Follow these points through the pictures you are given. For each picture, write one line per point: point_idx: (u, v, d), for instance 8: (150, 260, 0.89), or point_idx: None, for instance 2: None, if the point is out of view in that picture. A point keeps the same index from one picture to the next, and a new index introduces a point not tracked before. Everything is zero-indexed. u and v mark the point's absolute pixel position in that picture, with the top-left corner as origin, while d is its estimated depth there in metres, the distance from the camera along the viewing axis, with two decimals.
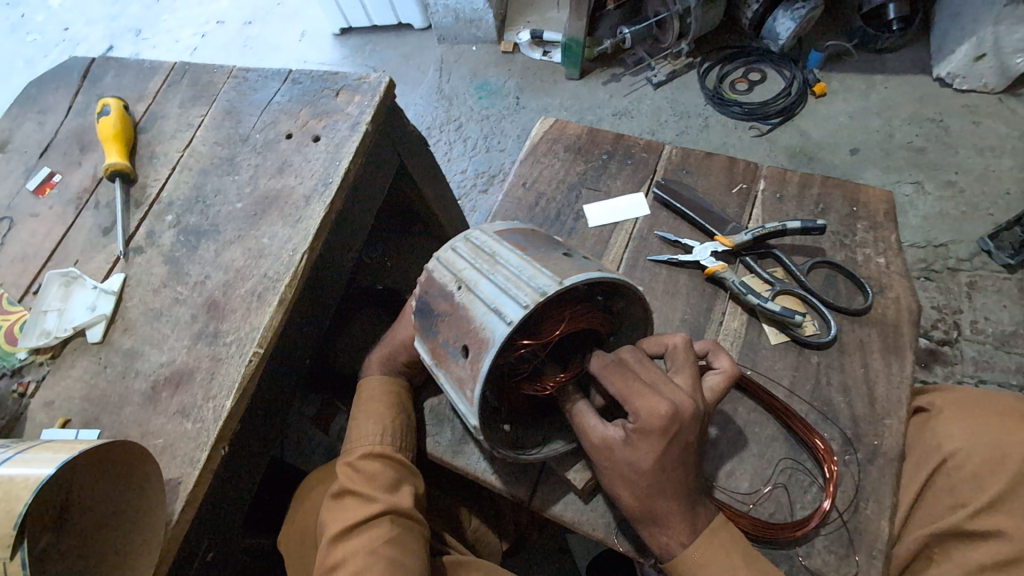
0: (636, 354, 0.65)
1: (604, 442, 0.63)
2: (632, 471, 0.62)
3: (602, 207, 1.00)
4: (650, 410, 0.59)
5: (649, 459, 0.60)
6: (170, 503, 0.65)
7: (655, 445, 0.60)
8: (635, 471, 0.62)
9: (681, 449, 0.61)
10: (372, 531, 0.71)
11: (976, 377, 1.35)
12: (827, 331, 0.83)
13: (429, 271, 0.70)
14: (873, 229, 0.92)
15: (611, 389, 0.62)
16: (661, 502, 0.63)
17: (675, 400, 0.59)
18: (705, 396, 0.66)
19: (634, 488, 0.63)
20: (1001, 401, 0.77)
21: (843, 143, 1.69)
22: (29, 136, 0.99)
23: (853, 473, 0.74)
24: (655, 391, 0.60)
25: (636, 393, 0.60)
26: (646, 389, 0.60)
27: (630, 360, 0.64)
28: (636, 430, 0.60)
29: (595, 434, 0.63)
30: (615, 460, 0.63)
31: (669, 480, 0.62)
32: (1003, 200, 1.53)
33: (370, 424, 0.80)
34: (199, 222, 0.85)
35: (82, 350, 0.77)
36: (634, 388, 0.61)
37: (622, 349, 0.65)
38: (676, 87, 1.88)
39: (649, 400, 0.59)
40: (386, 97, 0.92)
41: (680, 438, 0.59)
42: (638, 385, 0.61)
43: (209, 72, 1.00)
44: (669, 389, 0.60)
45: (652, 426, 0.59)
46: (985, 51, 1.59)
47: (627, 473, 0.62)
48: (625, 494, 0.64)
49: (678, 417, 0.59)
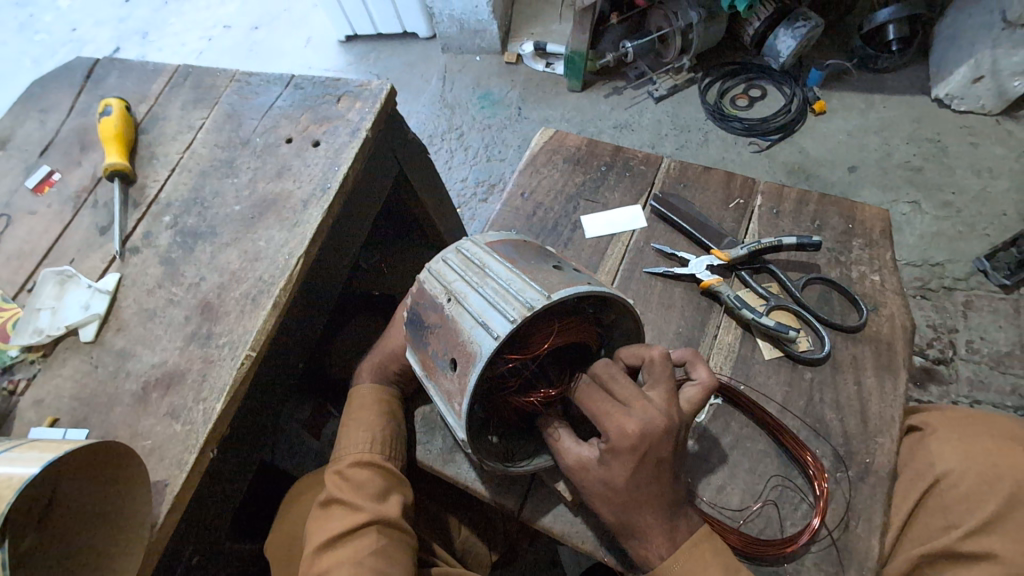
0: (609, 367, 0.64)
1: (579, 462, 0.63)
2: (608, 488, 0.62)
3: (600, 219, 1.01)
4: (619, 430, 0.59)
5: (621, 477, 0.60)
6: (156, 505, 0.65)
7: (626, 464, 0.60)
8: (610, 488, 0.62)
9: (654, 466, 0.60)
10: (358, 541, 0.71)
11: (971, 398, 1.35)
12: (821, 347, 0.83)
13: (420, 282, 0.70)
14: (868, 247, 0.92)
15: (585, 410, 0.63)
16: (638, 517, 0.63)
17: (645, 418, 0.59)
18: (681, 408, 0.64)
19: (611, 505, 0.63)
20: (994, 422, 0.77)
21: (841, 161, 1.70)
22: (31, 134, 0.99)
23: (844, 490, 0.74)
24: (626, 410, 0.60)
25: (607, 413, 0.61)
26: (617, 408, 0.61)
27: (603, 375, 0.64)
28: (607, 450, 0.60)
29: (570, 455, 0.64)
30: (590, 480, 0.63)
31: (645, 496, 0.62)
32: (999, 221, 1.54)
33: (360, 432, 0.79)
34: (197, 223, 0.85)
35: (74, 349, 0.77)
36: (606, 407, 0.61)
37: (595, 363, 0.65)
38: (677, 102, 1.90)
39: (618, 420, 0.59)
40: (387, 104, 0.92)
41: (650, 456, 0.59)
42: (610, 404, 0.61)
43: (212, 75, 1.01)
44: (640, 406, 0.59)
45: (621, 446, 0.59)
46: (983, 74, 1.62)
47: (602, 491, 0.63)
48: (603, 510, 0.64)
49: (646, 436, 0.58)
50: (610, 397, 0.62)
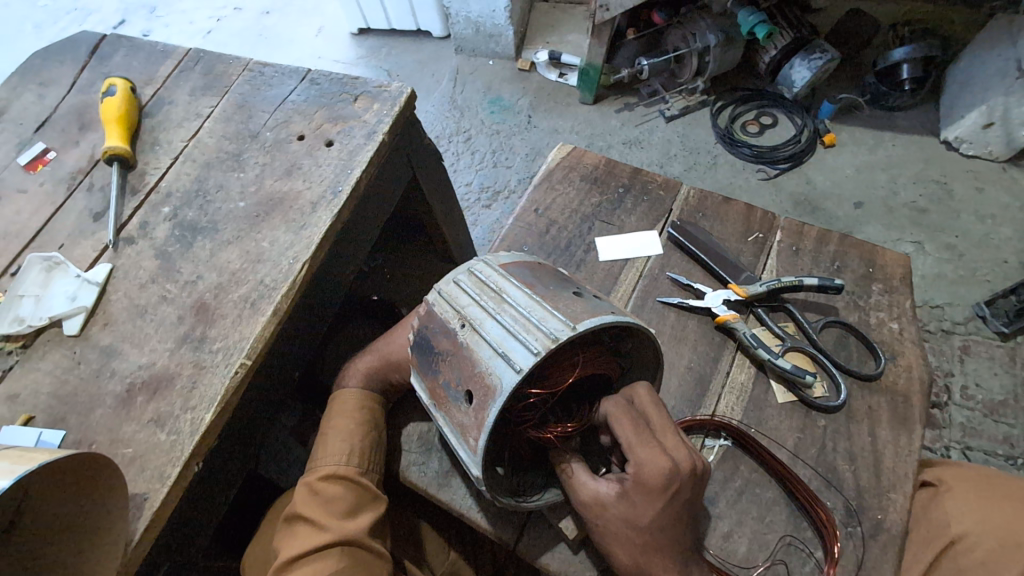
0: (652, 394, 0.63)
1: (595, 499, 0.62)
2: (629, 527, 0.61)
3: (615, 242, 0.98)
4: (654, 465, 0.58)
5: (646, 517, 0.60)
6: (132, 521, 0.60)
7: (652, 501, 0.59)
8: (632, 527, 0.61)
9: (680, 504, 0.60)
10: (319, 563, 0.67)
11: (962, 444, 1.33)
12: (836, 395, 0.81)
13: (430, 304, 0.67)
14: (887, 293, 0.90)
15: (620, 436, 0.60)
16: (655, 560, 0.61)
17: (678, 455, 0.59)
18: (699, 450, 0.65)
19: (629, 546, 0.62)
20: (1006, 486, 0.76)
21: (848, 196, 1.69)
22: (27, 107, 0.95)
23: (854, 547, 0.72)
24: (662, 447, 0.60)
25: (643, 446, 0.59)
26: (654, 442, 0.60)
27: (643, 398, 0.63)
28: (636, 485, 0.60)
29: (585, 490, 0.63)
30: (608, 517, 0.62)
31: (667, 537, 0.61)
32: (1001, 267, 1.54)
33: (338, 442, 0.75)
34: (197, 217, 0.81)
35: (56, 342, 0.72)
36: (642, 439, 0.60)
37: (635, 388, 0.64)
38: (689, 123, 1.87)
39: (655, 455, 0.59)
40: (406, 108, 0.89)
41: (677, 496, 0.59)
42: (648, 436, 0.60)
43: (224, 62, 0.97)
44: (676, 444, 0.60)
45: (652, 483, 0.58)
46: (994, 120, 1.60)
47: (621, 531, 0.61)
48: (618, 552, 0.62)
49: (678, 475, 0.58)
50: (647, 428, 0.61)
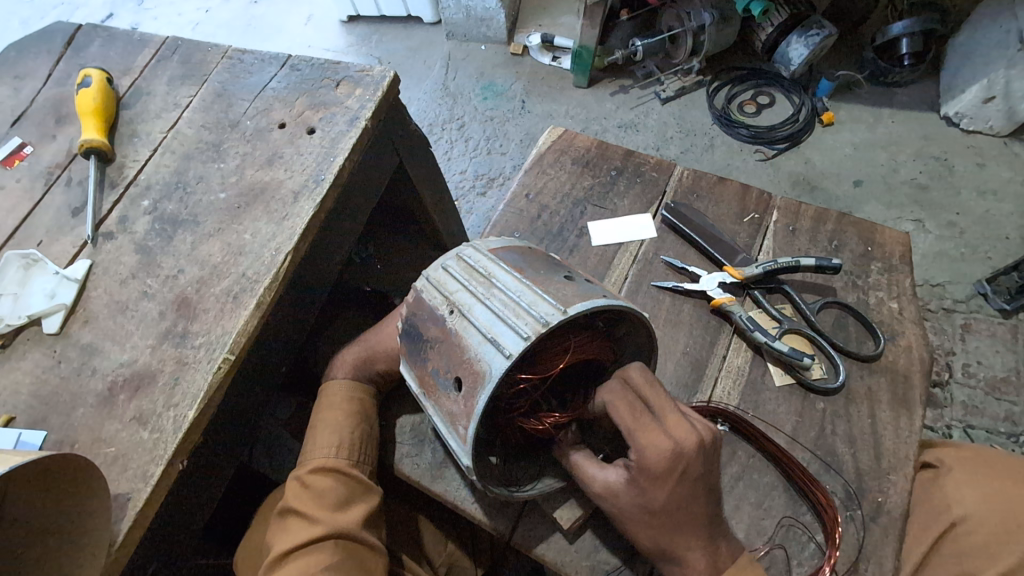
0: (644, 373, 0.61)
1: (607, 488, 0.61)
2: (643, 512, 0.59)
3: (608, 226, 0.96)
4: (656, 450, 0.56)
5: (658, 501, 0.58)
6: (115, 522, 0.59)
7: (662, 485, 0.57)
8: (646, 512, 0.59)
9: (692, 485, 0.58)
10: (311, 556, 0.66)
11: (964, 423, 1.32)
12: (835, 376, 0.79)
13: (417, 291, 0.65)
14: (887, 272, 0.88)
15: (618, 424, 0.59)
16: (677, 539, 0.60)
17: (679, 436, 0.57)
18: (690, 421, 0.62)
19: (647, 530, 0.60)
20: (1008, 465, 0.75)
21: (847, 175, 1.66)
22: (3, 101, 0.92)
23: (854, 530, 0.71)
24: (662, 428, 0.58)
25: (642, 430, 0.58)
26: (652, 425, 0.58)
27: (639, 384, 0.60)
28: (642, 471, 0.58)
29: (596, 481, 0.61)
30: (621, 505, 0.60)
31: (684, 516, 0.59)
32: (1002, 244, 1.51)
33: (327, 434, 0.74)
34: (178, 210, 0.79)
35: (36, 342, 0.71)
36: (640, 423, 0.58)
37: (627, 369, 0.61)
38: (685, 104, 1.84)
39: (654, 438, 0.57)
40: (389, 93, 0.86)
41: (688, 474, 0.57)
42: (645, 419, 0.58)
43: (203, 50, 0.94)
44: (675, 425, 0.58)
45: (658, 467, 0.56)
46: (994, 94, 1.58)
47: (637, 518, 0.60)
48: (641, 537, 0.61)
49: (681, 455, 0.56)
50: (643, 412, 0.59)
